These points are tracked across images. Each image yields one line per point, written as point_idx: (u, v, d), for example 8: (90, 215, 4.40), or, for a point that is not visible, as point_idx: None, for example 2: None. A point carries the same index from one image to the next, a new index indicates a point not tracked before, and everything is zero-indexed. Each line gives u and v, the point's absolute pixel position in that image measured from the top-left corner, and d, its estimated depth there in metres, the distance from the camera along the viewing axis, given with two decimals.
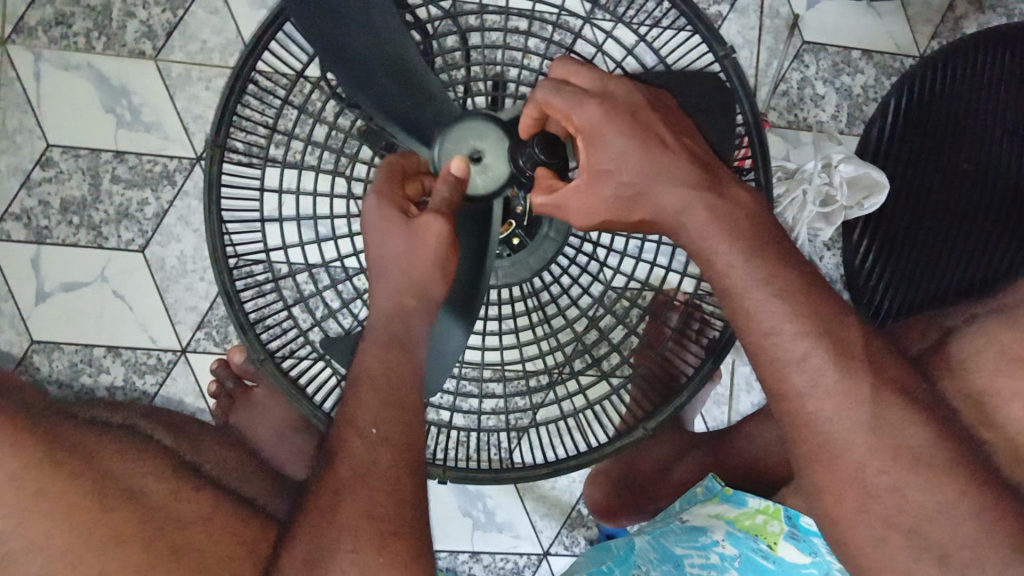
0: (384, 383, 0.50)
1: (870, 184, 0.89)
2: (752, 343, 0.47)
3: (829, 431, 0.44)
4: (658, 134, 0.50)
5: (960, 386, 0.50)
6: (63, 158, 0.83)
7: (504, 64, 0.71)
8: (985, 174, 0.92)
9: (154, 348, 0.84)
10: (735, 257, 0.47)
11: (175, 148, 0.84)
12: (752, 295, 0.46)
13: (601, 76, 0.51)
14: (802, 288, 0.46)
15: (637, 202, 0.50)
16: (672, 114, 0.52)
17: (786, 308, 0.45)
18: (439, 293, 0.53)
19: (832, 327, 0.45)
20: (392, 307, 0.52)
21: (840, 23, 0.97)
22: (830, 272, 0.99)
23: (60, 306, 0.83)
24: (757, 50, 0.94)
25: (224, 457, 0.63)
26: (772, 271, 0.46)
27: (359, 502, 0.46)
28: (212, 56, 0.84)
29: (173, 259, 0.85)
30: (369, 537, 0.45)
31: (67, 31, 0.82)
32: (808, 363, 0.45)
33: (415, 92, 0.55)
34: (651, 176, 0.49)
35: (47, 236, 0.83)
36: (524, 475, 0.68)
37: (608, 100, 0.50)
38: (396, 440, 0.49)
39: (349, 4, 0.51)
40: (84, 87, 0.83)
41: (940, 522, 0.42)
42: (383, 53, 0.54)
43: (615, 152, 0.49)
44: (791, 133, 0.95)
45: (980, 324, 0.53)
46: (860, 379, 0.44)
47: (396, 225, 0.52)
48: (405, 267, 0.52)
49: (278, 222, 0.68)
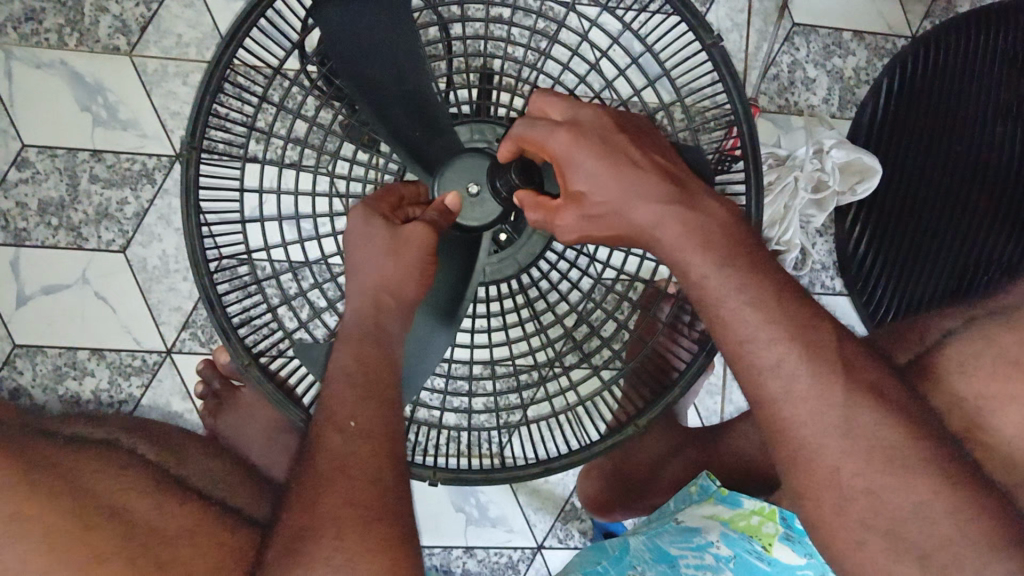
0: (362, 378, 0.49)
1: (861, 168, 0.88)
2: (729, 350, 0.46)
3: (802, 435, 0.43)
4: (630, 154, 0.48)
5: (942, 385, 0.49)
6: (39, 158, 0.81)
7: (487, 56, 0.70)
8: (978, 158, 0.89)
9: (139, 349, 0.83)
10: (708, 268, 0.45)
11: (154, 146, 0.83)
12: (727, 303, 0.45)
13: (573, 103, 0.50)
14: (772, 293, 0.45)
15: (610, 221, 0.48)
16: (644, 133, 0.51)
17: (758, 315, 0.44)
18: (416, 293, 0.52)
19: (805, 330, 0.44)
20: (368, 303, 0.51)
21: (831, 4, 0.94)
22: (824, 259, 0.97)
23: (41, 309, 0.82)
24: (746, 34, 0.91)
25: (212, 468, 0.62)
26: (744, 278, 0.45)
27: (339, 493, 0.45)
28: (187, 50, 0.83)
29: (155, 259, 0.83)
30: (346, 531, 0.44)
31: (38, 27, 0.80)
32: (782, 369, 0.44)
33: (426, 130, 0.58)
34: (625, 196, 0.47)
35: (25, 238, 0.81)
36: (514, 475, 0.67)
37: (580, 129, 0.49)
38: (374, 434, 0.47)
39: (377, 29, 0.54)
40: (58, 84, 0.81)
41: (914, 522, 0.41)
42: (405, 90, 0.56)
43: (589, 175, 0.48)
44: (783, 118, 0.94)
45: (965, 317, 0.52)
46: (832, 385, 0.43)
47: (380, 231, 0.51)
48: (383, 268, 0.51)
49: (259, 224, 0.67)
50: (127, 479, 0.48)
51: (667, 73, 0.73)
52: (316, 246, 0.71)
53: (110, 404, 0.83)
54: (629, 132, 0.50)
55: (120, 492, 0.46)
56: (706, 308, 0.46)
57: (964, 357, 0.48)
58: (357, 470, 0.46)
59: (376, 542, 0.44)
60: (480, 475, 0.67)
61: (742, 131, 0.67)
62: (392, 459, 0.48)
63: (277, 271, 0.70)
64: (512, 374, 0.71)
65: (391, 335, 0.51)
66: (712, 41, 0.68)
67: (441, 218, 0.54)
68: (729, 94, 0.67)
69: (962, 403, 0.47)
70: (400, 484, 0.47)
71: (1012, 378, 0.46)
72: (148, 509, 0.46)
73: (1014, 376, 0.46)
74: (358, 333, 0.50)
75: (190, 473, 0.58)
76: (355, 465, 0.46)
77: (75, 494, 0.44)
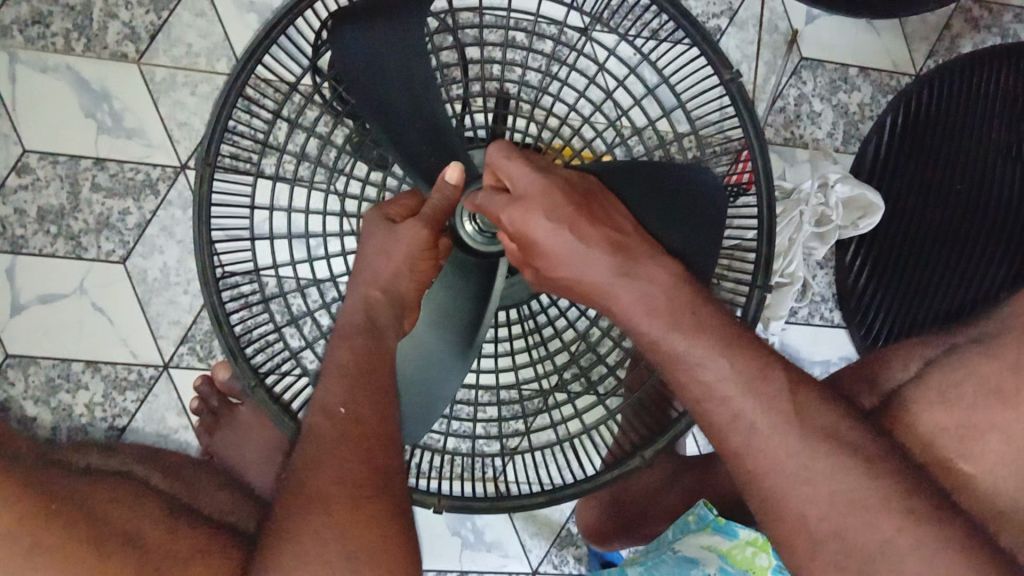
0: (353, 368, 0.51)
1: (864, 205, 0.89)
2: (696, 403, 0.47)
3: (771, 483, 0.43)
4: (576, 221, 0.51)
5: (916, 426, 0.49)
6: (40, 164, 0.80)
7: (504, 81, 0.70)
8: (978, 193, 0.92)
9: (135, 363, 0.82)
10: (656, 333, 0.48)
11: (159, 155, 0.81)
12: (689, 359, 0.47)
13: (525, 175, 0.53)
14: (721, 350, 0.46)
15: (575, 283, 0.51)
16: (596, 203, 0.54)
17: (709, 375, 0.46)
18: (407, 288, 0.57)
19: (756, 384, 0.45)
20: (358, 299, 0.55)
21: (839, 40, 0.95)
22: (824, 291, 0.98)
23: (37, 319, 0.81)
24: (755, 65, 0.93)
25: (222, 500, 0.61)
26: (691, 338, 0.47)
27: (332, 477, 0.44)
28: (197, 60, 0.81)
29: (156, 271, 0.82)
30: (344, 509, 0.42)
31: (45, 30, 0.79)
32: (742, 423, 0.45)
33: (440, 155, 0.62)
34: (573, 260, 0.50)
35: (23, 245, 0.80)
36: (518, 503, 0.67)
37: (525, 202, 0.52)
38: (366, 420, 0.48)
39: (392, 61, 0.58)
40: (62, 90, 0.80)
41: (886, 561, 0.40)
42: (420, 116, 0.60)
43: (543, 245, 0.51)
44: (788, 151, 0.95)
45: (945, 349, 0.52)
46: (787, 433, 0.44)
47: (379, 227, 0.57)
48: (378, 262, 0.56)
49: (271, 242, 0.66)
50: (141, 501, 0.47)
51: (681, 104, 0.74)
52: (326, 266, 0.70)
53: (103, 418, 0.81)
54: (577, 201, 0.52)
55: (132, 508, 0.45)
56: (667, 366, 0.48)
57: (942, 385, 0.49)
58: (339, 449, 0.45)
59: (374, 521, 0.43)
60: (486, 503, 0.66)
61: (757, 162, 0.68)
62: (378, 437, 0.47)
63: (286, 290, 0.69)
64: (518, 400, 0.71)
65: (383, 332, 0.54)
66: (730, 76, 0.70)
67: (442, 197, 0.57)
68: (744, 125, 0.68)
69: (940, 434, 0.48)
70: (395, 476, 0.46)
71: (995, 407, 0.47)
72: (157, 533, 0.44)
73: (996, 407, 0.47)
74: (353, 332, 0.53)
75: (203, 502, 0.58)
76: (345, 450, 0.46)
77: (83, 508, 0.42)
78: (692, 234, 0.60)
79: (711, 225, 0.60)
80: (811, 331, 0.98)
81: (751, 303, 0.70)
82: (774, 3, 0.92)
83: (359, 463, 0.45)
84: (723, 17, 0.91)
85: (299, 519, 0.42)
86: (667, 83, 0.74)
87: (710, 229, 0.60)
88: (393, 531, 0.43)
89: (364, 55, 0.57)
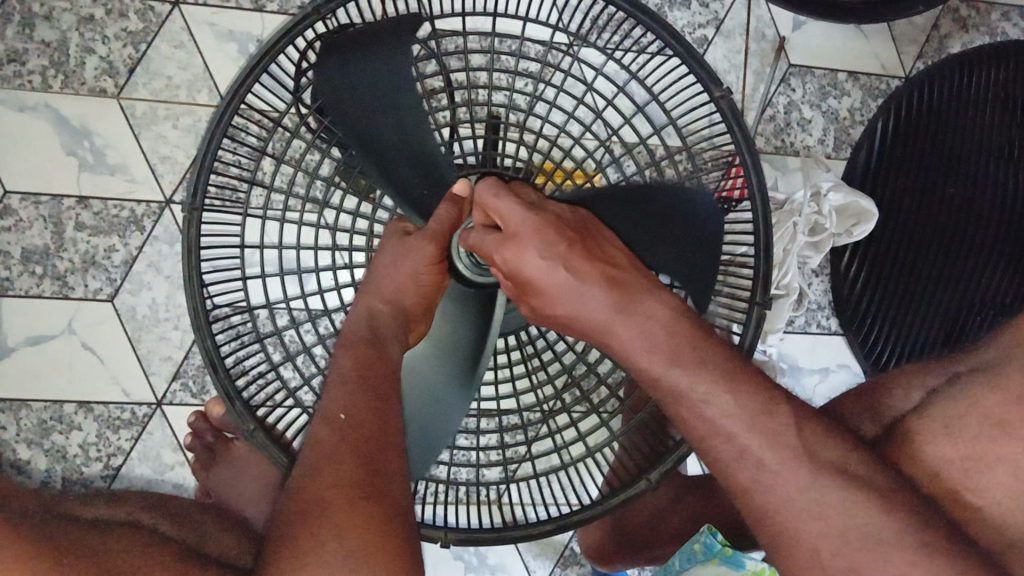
0: (353, 376, 0.51)
1: (858, 212, 0.88)
2: (699, 439, 0.45)
3: (780, 519, 0.42)
4: (571, 261, 0.49)
5: (924, 458, 0.48)
6: (22, 206, 0.81)
7: (491, 108, 0.69)
8: (971, 198, 0.92)
9: (128, 401, 0.83)
10: (659, 366, 0.46)
11: (142, 191, 0.83)
12: (690, 392, 0.45)
13: (519, 213, 0.52)
14: (724, 385, 0.45)
15: (572, 321, 0.50)
16: (597, 241, 0.52)
17: (712, 411, 0.44)
18: (411, 301, 0.58)
19: (763, 417, 0.44)
20: (363, 310, 0.57)
21: (826, 45, 0.95)
22: (818, 299, 0.96)
23: (26, 361, 0.81)
24: (743, 75, 0.92)
25: (228, 545, 0.57)
26: (692, 374, 0.45)
27: (330, 473, 0.45)
28: (178, 92, 0.83)
29: (145, 308, 0.83)
30: (343, 500, 0.43)
31: (21, 69, 0.80)
32: (747, 459, 0.43)
33: (434, 188, 0.61)
34: (568, 298, 0.49)
35: (9, 287, 0.81)
36: (527, 531, 0.63)
37: (518, 240, 0.51)
38: (364, 419, 0.48)
39: (380, 95, 0.57)
40: (43, 129, 0.81)
41: None
42: (411, 149, 0.59)
43: (537, 285, 0.50)
44: (779, 159, 0.94)
45: (949, 378, 0.51)
46: (794, 467, 0.42)
47: (394, 239, 0.59)
48: (392, 273, 0.57)
49: (264, 279, 0.64)
50: (132, 539, 0.44)
51: (671, 120, 0.74)
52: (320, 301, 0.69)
53: (98, 458, 0.82)
54: (572, 239, 0.51)
55: (131, 549, 0.42)
56: (668, 404, 0.47)
57: (948, 417, 0.48)
58: (337, 455, 0.46)
59: (373, 506, 0.43)
60: (496, 533, 0.63)
61: (750, 180, 0.68)
62: (378, 441, 0.48)
63: (280, 327, 0.68)
64: (522, 426, 0.68)
65: (385, 342, 0.54)
66: (721, 94, 0.69)
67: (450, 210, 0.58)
68: (735, 142, 0.68)
69: (947, 466, 0.47)
70: (395, 468, 0.47)
71: (998, 441, 0.46)
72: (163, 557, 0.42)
73: (1001, 440, 0.46)
74: (357, 340, 0.54)
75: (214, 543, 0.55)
76: (343, 445, 0.46)
77: (78, 551, 0.39)
78: (686, 257, 0.61)
79: (706, 249, 0.61)
80: (808, 340, 0.97)
81: (749, 323, 0.68)
82: (760, 12, 0.93)
83: (358, 462, 0.46)
84: (709, 26, 0.91)
85: (303, 526, 0.42)
86: (655, 102, 0.73)
87: (704, 254, 0.61)
88: (393, 519, 0.44)
89: (350, 89, 0.57)
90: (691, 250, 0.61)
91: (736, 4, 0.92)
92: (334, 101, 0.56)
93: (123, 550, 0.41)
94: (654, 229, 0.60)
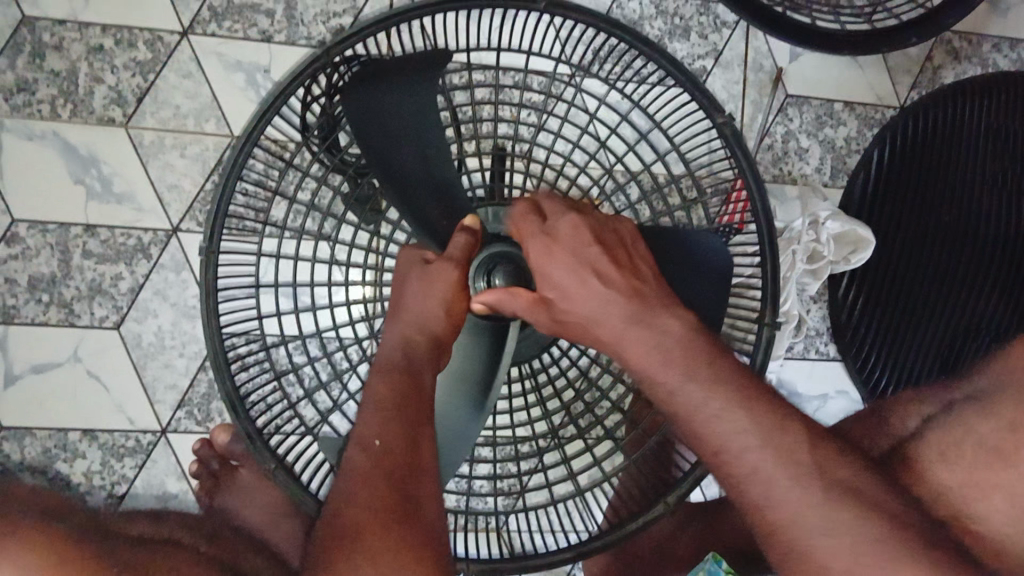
0: (390, 403, 0.53)
1: (854, 241, 0.89)
2: (707, 461, 0.46)
3: (790, 535, 0.42)
4: (596, 263, 0.51)
5: (926, 482, 0.49)
6: (30, 234, 0.82)
7: (498, 138, 0.71)
8: (966, 226, 0.95)
9: (133, 429, 0.84)
10: (669, 383, 0.47)
11: (149, 220, 0.84)
12: (698, 412, 0.46)
13: (555, 213, 0.54)
14: (736, 400, 0.46)
15: (582, 328, 0.51)
16: (621, 245, 0.54)
17: (720, 428, 0.45)
18: (443, 327, 0.58)
19: (772, 433, 0.44)
20: (397, 336, 0.57)
21: (822, 75, 0.97)
22: (818, 325, 0.98)
23: (30, 387, 0.82)
24: (742, 104, 0.95)
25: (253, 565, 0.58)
26: (689, 391, 0.46)
27: (360, 502, 0.47)
28: (185, 122, 0.84)
29: (151, 336, 0.84)
30: (376, 525, 0.46)
31: (30, 98, 0.81)
32: (755, 474, 0.44)
33: (448, 215, 0.62)
34: (587, 308, 0.50)
35: (15, 315, 0.82)
36: (551, 559, 0.62)
37: (555, 238, 0.52)
38: (396, 447, 0.50)
39: (401, 122, 0.58)
40: (51, 158, 0.82)
41: None
42: (427, 175, 0.60)
43: (561, 282, 0.51)
44: (778, 188, 0.96)
45: (945, 406, 0.53)
46: (804, 483, 0.43)
47: (416, 269, 0.59)
48: (421, 304, 0.57)
49: (278, 310, 0.64)
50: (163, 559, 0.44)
51: (676, 148, 0.74)
52: (337, 333, 0.69)
53: (102, 485, 0.83)
54: (605, 243, 0.52)
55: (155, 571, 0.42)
56: (680, 428, 0.47)
57: (944, 443, 0.50)
58: (372, 482, 0.48)
59: (399, 536, 0.46)
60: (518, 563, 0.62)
61: (754, 205, 0.68)
62: (408, 465, 0.50)
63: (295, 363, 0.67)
64: (537, 451, 0.67)
65: (418, 370, 0.55)
66: (722, 121, 0.70)
67: (469, 237, 0.59)
68: (738, 165, 0.68)
69: (946, 489, 0.48)
70: (426, 496, 0.49)
71: (995, 467, 0.48)
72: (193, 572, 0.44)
73: (999, 466, 0.47)
74: (391, 367, 0.55)
75: (242, 565, 0.55)
76: (376, 473, 0.49)
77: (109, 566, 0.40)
78: (695, 284, 0.61)
79: (718, 278, 0.61)
80: (808, 366, 0.98)
81: (759, 343, 0.69)
82: (759, 42, 0.95)
83: (393, 491, 0.48)
84: (708, 57, 0.94)
85: (336, 551, 0.45)
86: (657, 130, 0.74)
87: (717, 283, 0.61)
88: (423, 547, 0.46)
89: (369, 112, 0.57)
90: (697, 278, 0.61)
91: (735, 35, 0.94)
92: (357, 124, 0.56)
93: (149, 562, 0.43)
94: (667, 251, 0.61)
